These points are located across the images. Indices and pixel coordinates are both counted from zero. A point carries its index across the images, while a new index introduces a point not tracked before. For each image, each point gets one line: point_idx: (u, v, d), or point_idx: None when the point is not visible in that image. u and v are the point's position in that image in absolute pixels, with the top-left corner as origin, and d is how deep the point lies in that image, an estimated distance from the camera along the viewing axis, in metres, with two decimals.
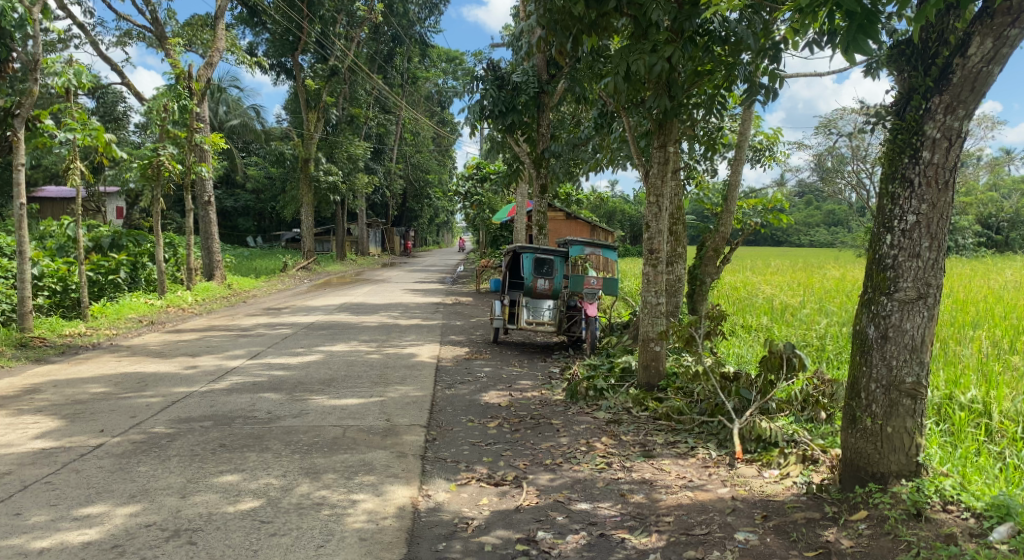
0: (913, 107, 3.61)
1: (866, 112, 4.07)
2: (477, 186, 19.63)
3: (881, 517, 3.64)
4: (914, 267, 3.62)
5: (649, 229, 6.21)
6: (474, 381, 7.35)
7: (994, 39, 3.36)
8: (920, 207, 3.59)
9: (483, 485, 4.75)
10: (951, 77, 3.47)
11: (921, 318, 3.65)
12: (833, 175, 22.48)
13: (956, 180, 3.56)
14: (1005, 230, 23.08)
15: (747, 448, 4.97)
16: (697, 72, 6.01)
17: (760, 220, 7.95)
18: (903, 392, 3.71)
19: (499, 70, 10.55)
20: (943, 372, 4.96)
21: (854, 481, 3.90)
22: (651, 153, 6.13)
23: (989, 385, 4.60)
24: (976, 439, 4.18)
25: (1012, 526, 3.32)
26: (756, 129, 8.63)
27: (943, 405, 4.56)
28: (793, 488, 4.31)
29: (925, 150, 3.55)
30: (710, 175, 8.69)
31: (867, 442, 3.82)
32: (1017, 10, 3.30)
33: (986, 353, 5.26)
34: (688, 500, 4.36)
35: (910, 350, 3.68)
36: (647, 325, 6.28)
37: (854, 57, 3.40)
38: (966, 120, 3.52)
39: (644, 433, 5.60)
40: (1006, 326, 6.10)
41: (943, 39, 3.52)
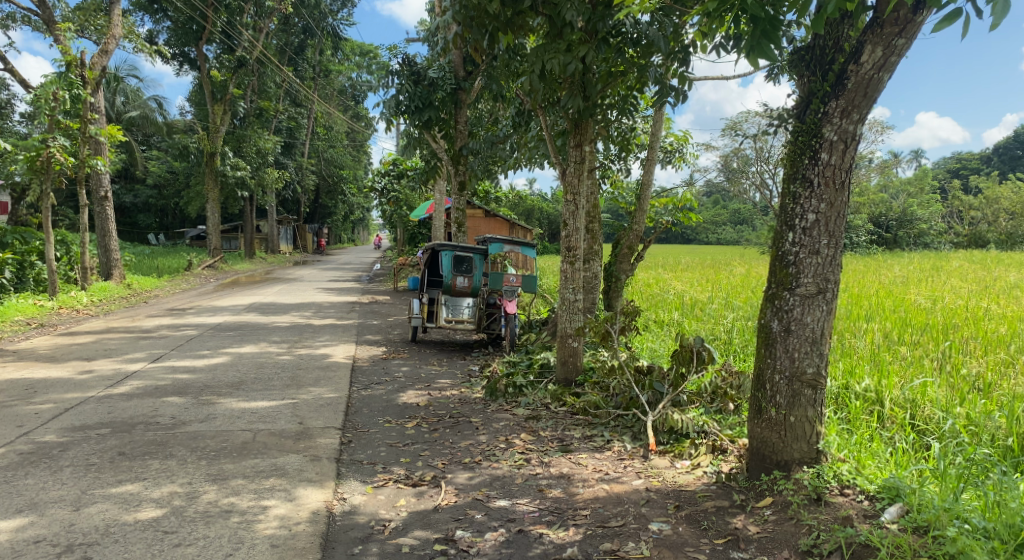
0: (812, 110, 3.77)
1: (769, 115, 4.23)
2: (393, 182, 19.29)
3: (785, 502, 3.81)
4: (814, 264, 3.79)
5: (566, 227, 6.27)
6: (392, 381, 7.20)
7: (884, 48, 3.55)
8: (819, 206, 3.77)
9: (401, 486, 4.66)
10: (846, 83, 3.65)
11: (821, 312, 3.84)
12: (739, 176, 23.43)
13: (852, 181, 3.75)
14: (892, 229, 24.69)
15: (659, 440, 5.09)
16: (610, 72, 6.10)
17: (672, 219, 8.17)
18: (805, 383, 3.90)
19: (414, 65, 10.35)
20: (840, 363, 5.25)
21: (759, 469, 4.07)
22: (567, 152, 6.18)
23: (880, 374, 4.88)
24: (870, 426, 4.43)
25: (902, 506, 3.51)
26: (666, 130, 8.86)
27: (840, 395, 4.83)
28: (703, 478, 4.45)
29: (823, 152, 3.73)
30: (624, 175, 8.86)
31: (772, 431, 3.99)
32: (904, 21, 3.50)
33: (877, 344, 5.60)
34: (604, 493, 4.42)
35: (811, 342, 3.86)
36: (565, 321, 6.34)
37: (758, 61, 3.52)
38: (860, 124, 3.71)
39: (562, 428, 5.65)
40: (895, 318, 6.51)
41: (839, 46, 3.70)
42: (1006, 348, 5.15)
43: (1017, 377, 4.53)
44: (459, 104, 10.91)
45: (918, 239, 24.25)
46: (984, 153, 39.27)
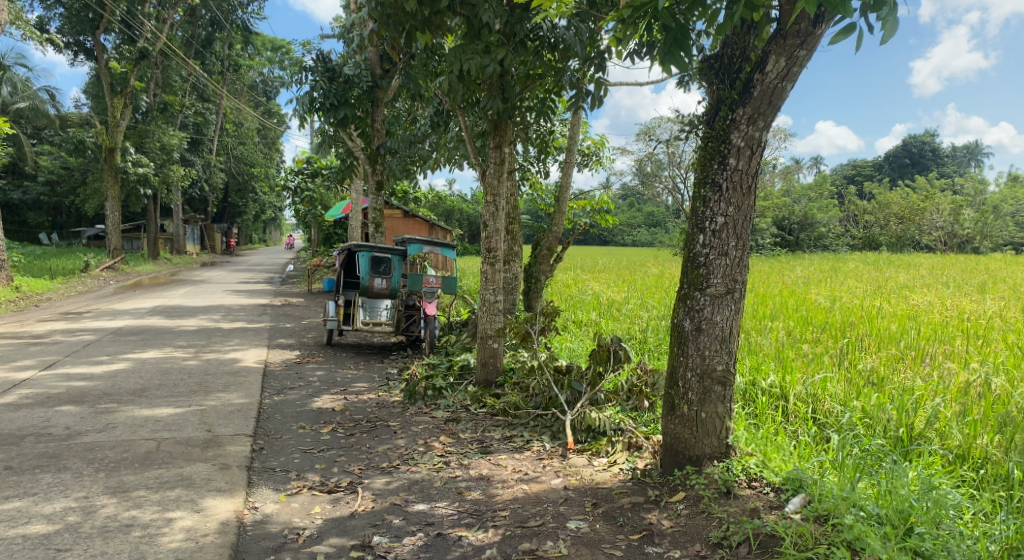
0: (721, 117, 3.90)
1: (681, 121, 4.36)
2: (307, 181, 18.73)
3: (696, 496, 3.92)
4: (723, 265, 3.92)
5: (486, 228, 6.25)
6: (306, 386, 6.97)
7: (787, 59, 3.69)
8: (727, 209, 3.89)
9: (315, 494, 4.50)
10: (752, 91, 3.78)
11: (730, 311, 3.97)
12: (653, 180, 24.10)
13: (758, 185, 3.89)
14: (794, 232, 26.03)
15: (578, 438, 5.14)
16: (528, 75, 6.12)
17: (589, 221, 8.29)
18: (714, 380, 4.02)
19: (329, 61, 10.13)
20: (748, 360, 5.46)
21: (673, 465, 4.17)
22: (487, 153, 6.16)
23: (784, 370, 5.11)
24: (775, 420, 4.63)
25: (804, 496, 3.67)
26: (584, 134, 8.98)
27: (748, 391, 5.02)
28: (620, 475, 4.51)
29: (732, 157, 3.85)
30: (543, 177, 8.91)
31: (684, 428, 4.10)
32: (805, 33, 3.65)
33: (782, 342, 5.86)
34: (523, 493, 4.42)
35: (720, 341, 3.98)
36: (485, 322, 6.31)
37: (671, 69, 3.59)
38: (765, 130, 3.85)
39: (482, 429, 5.62)
40: (798, 317, 6.84)
41: (746, 56, 3.85)
42: (897, 345, 5.48)
43: (907, 370, 4.82)
44: (376, 102, 10.71)
45: (818, 241, 25.68)
46: (876, 161, 42.04)
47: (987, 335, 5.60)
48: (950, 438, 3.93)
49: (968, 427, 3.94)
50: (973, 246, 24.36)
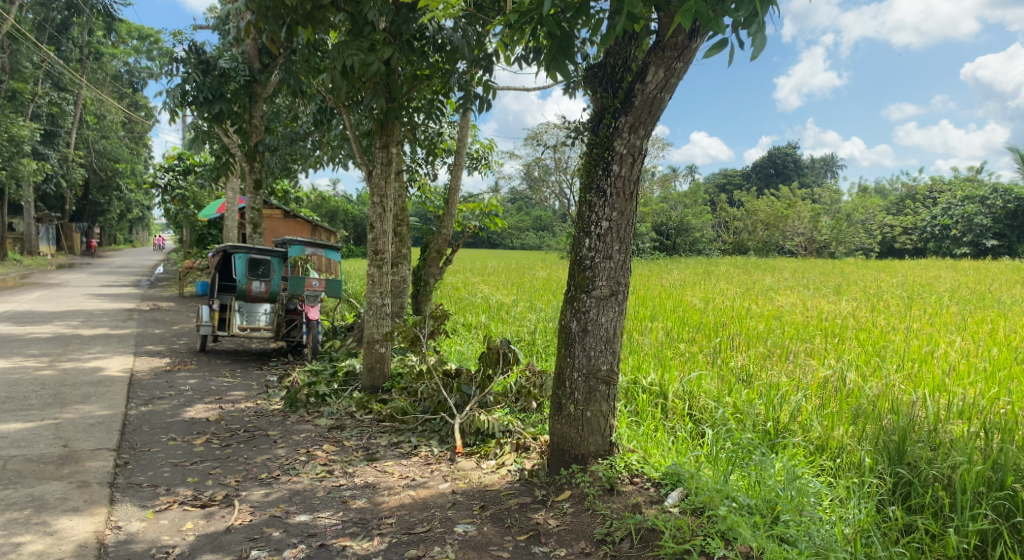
0: (605, 125, 4.00)
1: (567, 126, 4.43)
2: (179, 179, 17.55)
3: (581, 494, 3.99)
4: (608, 267, 4.01)
5: (373, 230, 6.07)
6: (177, 395, 6.50)
7: (665, 70, 3.79)
8: (611, 214, 3.99)
9: (187, 509, 4.19)
10: (633, 101, 3.89)
11: (613, 313, 4.07)
12: (541, 184, 24.53)
13: (640, 192, 4.01)
14: (672, 236, 27.27)
15: (467, 441, 5.10)
16: (416, 75, 6.03)
17: (479, 223, 8.28)
18: (599, 379, 4.11)
19: (203, 53, 9.53)
20: (630, 360, 5.65)
21: (560, 464, 4.23)
22: (373, 153, 6.01)
23: (663, 368, 5.32)
24: (655, 417, 4.80)
25: (682, 490, 3.82)
26: (473, 137, 8.96)
27: (630, 389, 5.19)
28: (507, 476, 4.52)
29: (615, 164, 3.96)
30: (432, 179, 8.80)
31: (571, 427, 4.16)
32: (682, 47, 3.75)
33: (661, 341, 6.10)
34: (410, 499, 4.32)
35: (605, 341, 4.08)
36: (372, 326, 6.13)
37: (557, 76, 3.64)
38: (646, 139, 3.97)
39: (368, 436, 5.45)
40: (676, 318, 7.15)
41: (627, 66, 3.96)
42: (765, 343, 5.84)
43: (773, 367, 5.13)
44: (253, 98, 10.13)
45: (694, 245, 27.02)
46: (744, 171, 44.98)
47: (841, 334, 6.09)
48: (810, 429, 4.22)
49: (826, 419, 4.23)
50: (829, 251, 26.59)
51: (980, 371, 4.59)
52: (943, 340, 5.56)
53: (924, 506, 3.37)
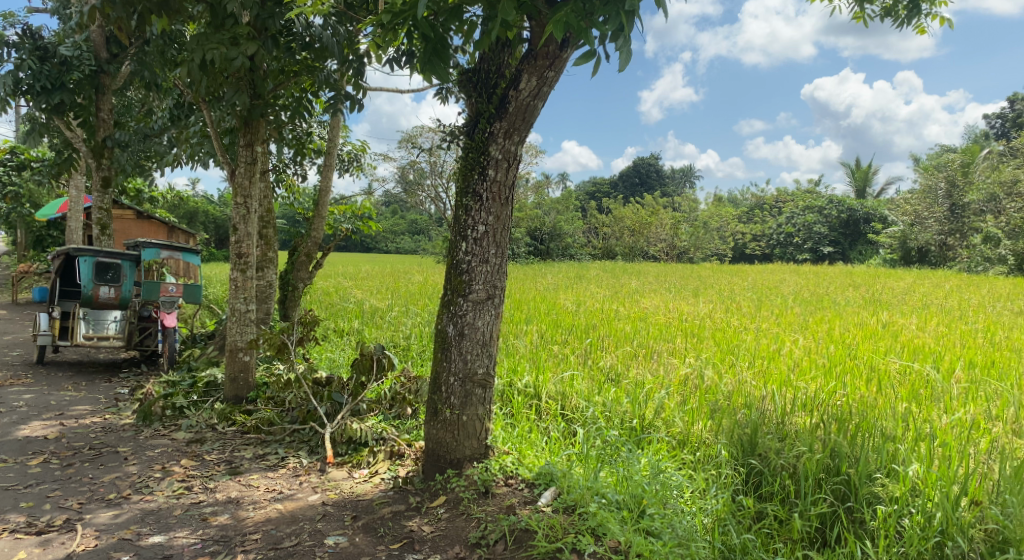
0: (481, 129, 4.01)
1: (443, 130, 4.40)
2: (10, 173, 15.70)
3: (456, 499, 3.97)
4: (484, 271, 4.03)
5: (236, 232, 5.74)
6: (8, 413, 5.82)
7: (537, 79, 3.84)
8: (487, 218, 4.00)
9: (19, 537, 3.77)
10: (507, 107, 3.92)
11: (490, 316, 4.09)
12: (415, 188, 24.20)
13: (515, 197, 4.05)
14: (545, 242, 27.43)
15: (338, 451, 4.91)
16: (282, 72, 5.78)
17: (350, 227, 7.98)
18: (476, 383, 4.12)
19: (39, 38, 8.65)
20: (505, 362, 5.69)
21: (434, 469, 4.19)
22: (237, 152, 5.69)
23: (537, 370, 5.41)
24: (529, 418, 4.88)
25: (555, 490, 3.90)
26: (344, 138, 8.70)
27: (505, 391, 5.23)
28: (380, 485, 4.40)
29: (490, 168, 3.97)
30: (300, 180, 8.46)
31: (446, 432, 4.14)
32: (553, 56, 3.80)
33: (535, 344, 6.20)
34: (277, 513, 4.11)
35: (481, 345, 4.09)
36: (235, 334, 5.78)
37: (432, 77, 3.61)
38: (520, 145, 4.02)
39: (231, 449, 5.13)
40: (549, 321, 7.30)
41: (501, 72, 3.99)
42: (632, 344, 6.10)
43: (639, 366, 5.36)
44: (101, 89, 9.29)
45: (566, 251, 27.58)
46: (612, 180, 46.82)
47: (700, 334, 6.48)
48: (673, 425, 4.44)
49: (687, 415, 4.46)
50: (689, 256, 28.21)
51: (818, 366, 5.04)
52: (788, 339, 6.06)
53: (773, 494, 3.64)
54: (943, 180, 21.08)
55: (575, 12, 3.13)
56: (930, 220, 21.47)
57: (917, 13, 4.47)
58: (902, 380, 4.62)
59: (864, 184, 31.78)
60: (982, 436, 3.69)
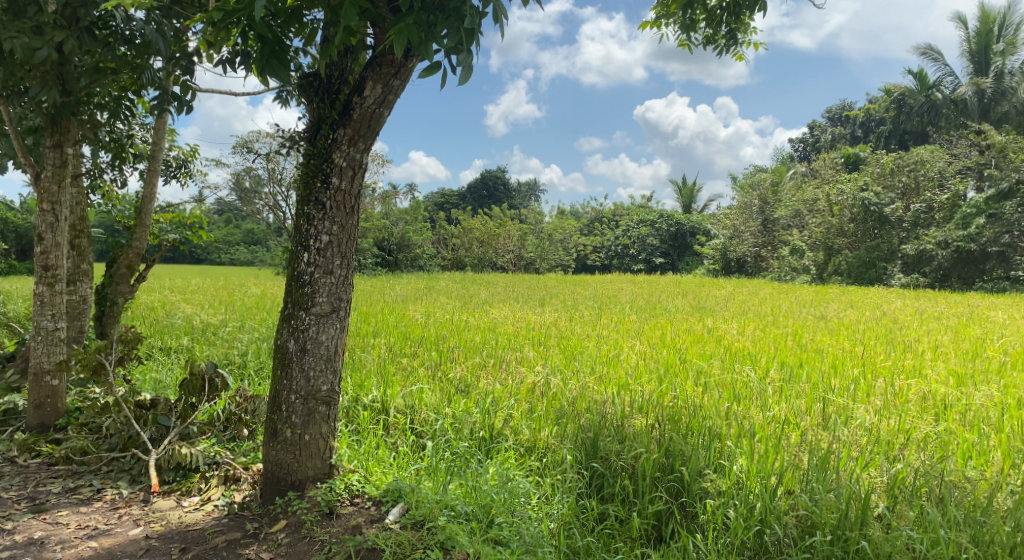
0: (323, 136, 3.83)
1: (282, 135, 4.17)
2: None
3: (298, 522, 3.76)
4: (328, 283, 3.87)
5: (41, 242, 5.08)
6: None
7: (383, 86, 3.72)
8: (331, 228, 3.84)
9: None
10: (351, 113, 3.77)
11: (334, 330, 3.93)
12: (252, 196, 22.84)
13: (360, 206, 3.92)
14: (393, 252, 26.21)
15: (164, 479, 4.46)
16: (97, 67, 5.20)
17: (178, 237, 7.34)
18: (319, 400, 3.94)
19: None
20: (350, 378, 5.48)
21: (273, 493, 3.95)
22: (42, 153, 5.06)
23: (384, 385, 5.26)
24: (376, 434, 4.73)
25: (403, 505, 3.80)
26: (170, 142, 8.02)
27: (351, 407, 5.05)
28: (214, 512, 4.06)
29: (334, 176, 3.81)
30: (119, 187, 7.67)
31: (287, 453, 3.92)
32: (398, 64, 3.71)
33: (383, 357, 6.05)
34: (90, 551, 3.68)
35: (324, 360, 3.92)
36: (40, 355, 5.09)
37: (270, 81, 3.39)
38: (366, 152, 3.89)
39: (34, 483, 4.49)
40: (397, 333, 7.17)
41: (344, 78, 3.85)
42: (481, 354, 6.12)
43: (488, 375, 5.39)
44: None
45: (414, 262, 26.67)
46: (460, 192, 47.19)
47: (547, 342, 6.66)
48: (521, 433, 4.49)
49: (534, 422, 4.53)
50: (534, 267, 29.31)
51: (653, 370, 5.35)
52: (626, 345, 6.39)
53: (614, 495, 3.80)
54: (756, 198, 23.44)
55: (418, 22, 3.10)
56: (745, 233, 23.74)
57: (734, 44, 4.91)
58: (727, 380, 5.01)
59: (690, 200, 34.48)
60: (793, 430, 4.08)
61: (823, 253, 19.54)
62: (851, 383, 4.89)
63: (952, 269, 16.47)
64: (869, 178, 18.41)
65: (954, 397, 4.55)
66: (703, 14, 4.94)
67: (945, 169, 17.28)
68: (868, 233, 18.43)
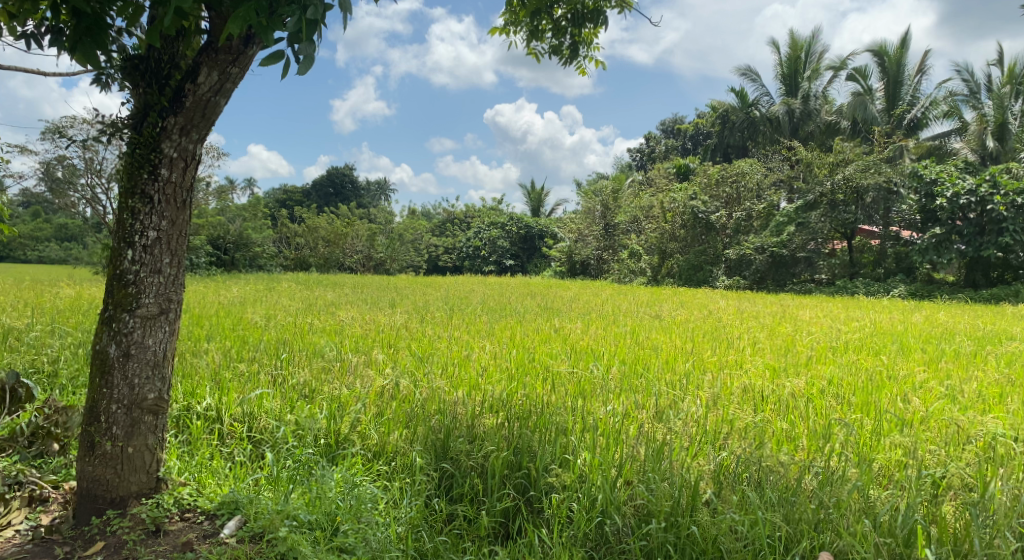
0: (149, 123, 3.50)
1: (100, 121, 3.76)
2: None
3: (119, 543, 3.42)
4: (155, 283, 3.55)
5: None
6: None
7: (219, 74, 3.47)
8: (159, 223, 3.52)
9: None
10: (183, 101, 3.48)
11: (162, 333, 3.61)
12: (65, 188, 20.42)
13: (193, 201, 3.64)
14: (229, 251, 24.26)
15: None
16: None
17: None
18: (145, 409, 3.60)
19: None
20: (180, 385, 5.05)
21: (89, 513, 3.56)
22: None
23: (220, 392, 4.91)
24: (210, 444, 4.41)
25: (240, 518, 3.59)
26: None
27: (181, 417, 4.67)
28: (15, 539, 3.57)
29: (163, 168, 3.50)
30: None
31: (105, 468, 3.56)
32: (236, 52, 3.47)
33: (219, 362, 5.65)
34: None
35: (151, 366, 3.59)
36: None
37: (86, 61, 3.05)
38: (199, 143, 3.61)
39: None
40: (234, 337, 6.72)
41: (174, 62, 3.54)
42: (326, 357, 5.89)
43: (334, 380, 5.20)
44: None
45: (253, 261, 24.92)
46: (305, 188, 45.40)
47: (396, 344, 6.57)
48: (368, 437, 4.37)
49: (383, 425, 4.41)
50: (384, 267, 28.81)
51: (503, 369, 5.45)
52: (477, 345, 6.46)
53: (462, 495, 3.82)
54: (599, 204, 24.67)
55: (257, 9, 2.93)
56: (589, 237, 24.87)
57: (578, 55, 5.14)
58: (572, 378, 5.21)
59: (538, 204, 35.61)
60: (631, 423, 4.32)
61: (658, 256, 20.95)
62: (684, 378, 5.27)
63: (767, 272, 18.09)
64: (698, 188, 20.00)
65: (770, 389, 5.03)
66: (549, 24, 5.12)
67: (761, 181, 19.18)
68: (697, 238, 20.01)
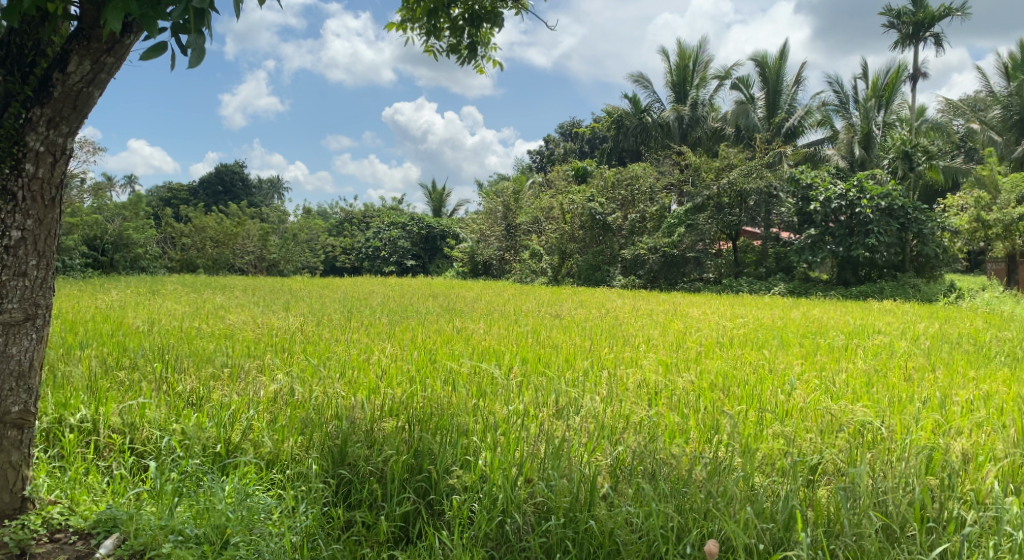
0: (11, 114, 3.21)
1: None
2: None
3: None
4: (19, 287, 3.26)
5: None
6: None
7: (92, 63, 3.22)
8: (24, 222, 3.24)
9: None
10: (50, 91, 3.21)
11: (28, 341, 3.33)
12: None
13: (63, 198, 3.36)
14: (107, 252, 22.61)
15: None
16: None
17: None
18: (8, 423, 3.32)
19: None
20: (51, 396, 4.66)
21: None
22: None
23: (97, 402, 4.58)
24: (85, 458, 4.10)
25: (118, 536, 3.35)
26: None
27: (52, 430, 4.32)
28: None
29: (27, 162, 3.21)
30: None
31: None
32: (111, 40, 3.23)
33: (95, 370, 5.26)
34: None
35: (16, 377, 3.32)
36: None
37: None
38: (70, 137, 3.34)
39: None
40: (113, 343, 6.27)
41: (40, 49, 3.26)
42: (215, 363, 5.61)
43: (224, 387, 4.96)
44: None
45: (134, 263, 23.33)
46: (191, 186, 43.05)
47: (291, 348, 6.35)
48: (261, 444, 4.19)
49: (277, 433, 4.25)
50: (278, 269, 27.77)
51: (403, 372, 5.37)
52: (377, 348, 6.35)
53: (361, 501, 3.75)
54: (500, 204, 24.85)
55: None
56: (491, 237, 24.99)
57: (476, 55, 5.16)
58: (473, 379, 5.22)
59: (439, 204, 35.47)
60: (531, 421, 4.38)
61: (557, 257, 21.36)
62: (582, 375, 5.40)
63: (660, 271, 18.85)
64: (595, 190, 20.55)
65: (663, 383, 5.25)
66: (446, 22, 5.10)
67: (654, 184, 19.95)
68: (595, 238, 20.55)
